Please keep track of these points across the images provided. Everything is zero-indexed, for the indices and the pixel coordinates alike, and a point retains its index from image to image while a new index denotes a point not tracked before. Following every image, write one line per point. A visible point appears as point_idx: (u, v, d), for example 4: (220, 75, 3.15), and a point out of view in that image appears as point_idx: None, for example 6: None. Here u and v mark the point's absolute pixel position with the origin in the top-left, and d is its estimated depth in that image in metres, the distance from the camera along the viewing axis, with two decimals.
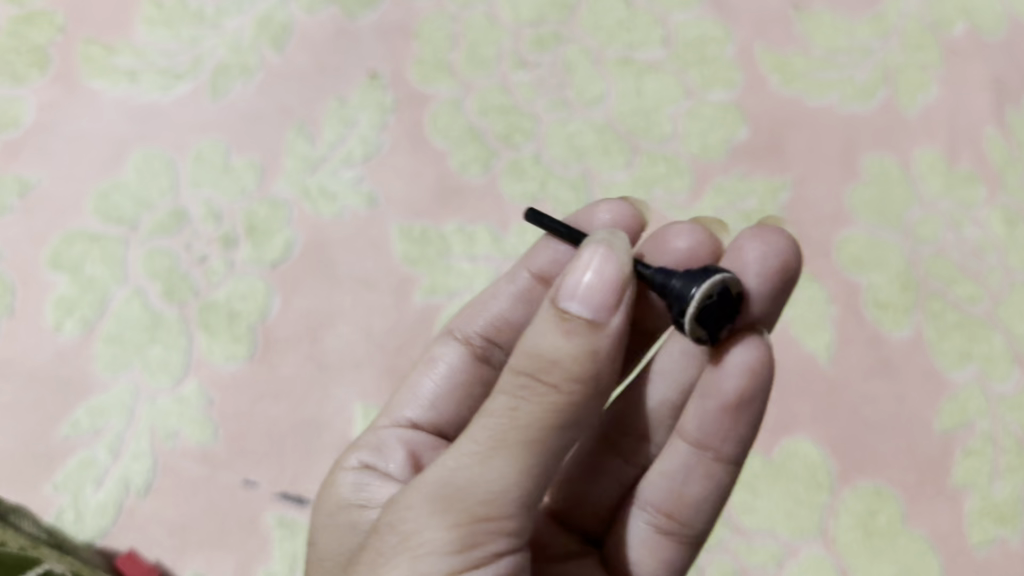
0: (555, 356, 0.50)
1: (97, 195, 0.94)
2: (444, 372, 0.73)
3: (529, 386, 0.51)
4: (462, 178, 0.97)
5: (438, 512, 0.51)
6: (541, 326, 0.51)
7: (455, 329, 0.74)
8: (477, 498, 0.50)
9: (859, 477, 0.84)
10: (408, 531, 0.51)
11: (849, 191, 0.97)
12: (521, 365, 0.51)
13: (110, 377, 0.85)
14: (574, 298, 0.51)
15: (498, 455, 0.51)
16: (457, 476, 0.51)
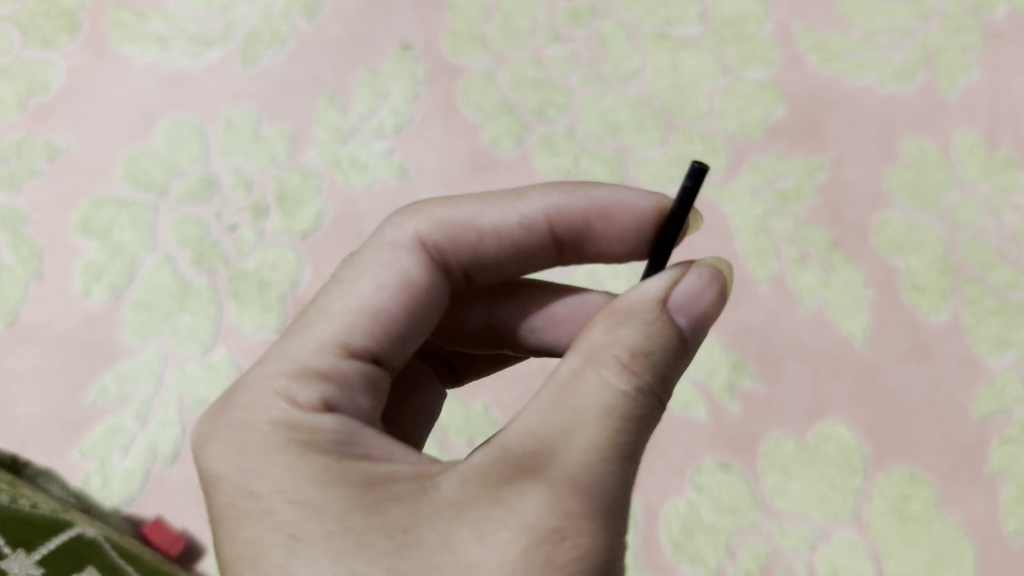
0: (668, 369, 0.44)
1: (126, 162, 0.93)
2: (396, 290, 0.52)
3: (651, 392, 0.42)
4: (494, 152, 0.96)
5: (593, 521, 0.40)
6: (652, 329, 0.44)
7: (423, 232, 0.56)
8: (620, 514, 0.41)
9: (893, 462, 0.83)
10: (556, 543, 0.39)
11: (887, 173, 0.95)
12: (640, 367, 0.43)
13: (139, 344, 0.84)
14: (682, 313, 0.45)
15: (632, 466, 0.42)
16: (602, 486, 0.40)
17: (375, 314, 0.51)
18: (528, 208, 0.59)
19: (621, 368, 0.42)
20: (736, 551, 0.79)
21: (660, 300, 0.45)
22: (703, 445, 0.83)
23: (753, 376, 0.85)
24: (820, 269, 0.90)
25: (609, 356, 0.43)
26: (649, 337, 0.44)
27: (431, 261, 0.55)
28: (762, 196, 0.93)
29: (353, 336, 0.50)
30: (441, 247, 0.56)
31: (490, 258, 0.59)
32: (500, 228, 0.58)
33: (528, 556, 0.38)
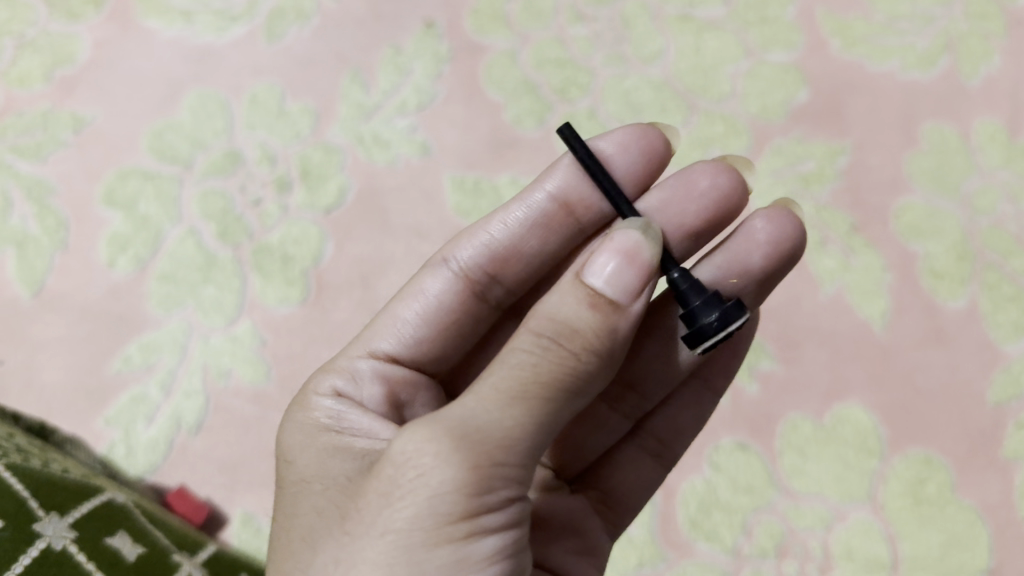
0: (578, 326, 0.48)
1: (151, 135, 0.94)
2: (435, 305, 0.64)
3: (550, 347, 0.48)
4: (517, 131, 0.96)
5: (449, 452, 0.46)
6: (569, 300, 0.49)
7: (452, 257, 0.65)
8: (486, 449, 0.46)
9: (909, 445, 0.83)
10: (419, 468, 0.46)
11: (908, 159, 0.95)
12: (543, 328, 0.49)
13: (164, 315, 0.85)
14: (599, 275, 0.49)
15: (522, 404, 0.47)
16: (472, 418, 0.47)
17: (429, 316, 0.64)
18: (531, 201, 0.64)
19: (530, 332, 0.49)
20: (752, 529, 0.79)
21: (576, 278, 0.50)
22: (721, 425, 0.83)
23: (771, 358, 0.86)
24: (840, 252, 0.91)
25: (525, 324, 0.49)
26: (561, 306, 0.49)
27: (457, 281, 0.64)
28: (783, 179, 0.94)
29: (408, 343, 0.64)
30: (463, 264, 0.64)
31: (512, 256, 0.64)
32: (512, 233, 0.64)
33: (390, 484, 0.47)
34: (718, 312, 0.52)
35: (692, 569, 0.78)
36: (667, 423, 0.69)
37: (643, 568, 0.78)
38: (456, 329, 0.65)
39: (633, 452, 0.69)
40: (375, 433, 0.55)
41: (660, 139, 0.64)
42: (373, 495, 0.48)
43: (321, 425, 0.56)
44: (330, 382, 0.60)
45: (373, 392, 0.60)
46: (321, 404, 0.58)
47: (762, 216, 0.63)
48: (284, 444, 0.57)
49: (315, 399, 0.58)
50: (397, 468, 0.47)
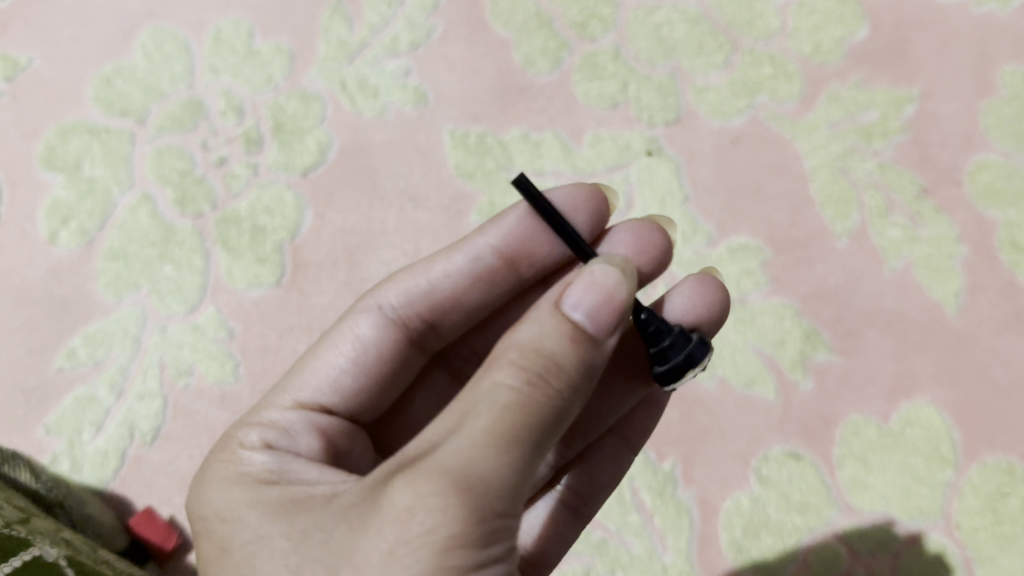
0: (561, 357, 0.39)
1: (98, 82, 0.80)
2: (371, 348, 0.53)
3: (536, 381, 0.38)
4: (528, 75, 0.82)
5: (454, 505, 0.35)
6: (548, 330, 0.40)
7: (383, 301, 0.54)
8: (495, 500, 0.36)
9: (988, 452, 0.70)
10: (416, 528, 0.35)
11: (984, 107, 0.80)
12: (522, 360, 0.38)
13: (113, 300, 0.72)
14: (578, 304, 0.40)
15: (522, 444, 0.37)
16: (470, 465, 0.36)
17: (363, 363, 0.53)
18: (472, 249, 0.54)
19: (502, 366, 0.38)
20: (804, 555, 0.68)
21: (556, 307, 0.40)
22: (768, 430, 0.71)
23: (828, 348, 0.73)
24: (906, 221, 0.76)
25: (501, 358, 0.39)
26: (543, 337, 0.39)
27: (392, 327, 0.54)
28: (841, 132, 0.79)
29: (341, 390, 0.52)
30: (397, 309, 0.54)
31: (448, 305, 0.55)
32: (455, 280, 0.54)
33: (390, 544, 0.35)
34: (689, 347, 0.46)
35: None
36: (582, 477, 0.59)
37: None
38: (388, 380, 0.54)
39: (553, 504, 0.58)
40: (329, 479, 0.43)
41: (603, 199, 0.55)
42: (364, 557, 0.36)
43: (260, 478, 0.44)
44: (258, 433, 0.48)
45: (309, 441, 0.48)
46: (252, 458, 0.46)
47: (693, 278, 0.56)
48: (219, 502, 0.44)
49: (244, 454, 0.46)
50: (391, 525, 0.36)
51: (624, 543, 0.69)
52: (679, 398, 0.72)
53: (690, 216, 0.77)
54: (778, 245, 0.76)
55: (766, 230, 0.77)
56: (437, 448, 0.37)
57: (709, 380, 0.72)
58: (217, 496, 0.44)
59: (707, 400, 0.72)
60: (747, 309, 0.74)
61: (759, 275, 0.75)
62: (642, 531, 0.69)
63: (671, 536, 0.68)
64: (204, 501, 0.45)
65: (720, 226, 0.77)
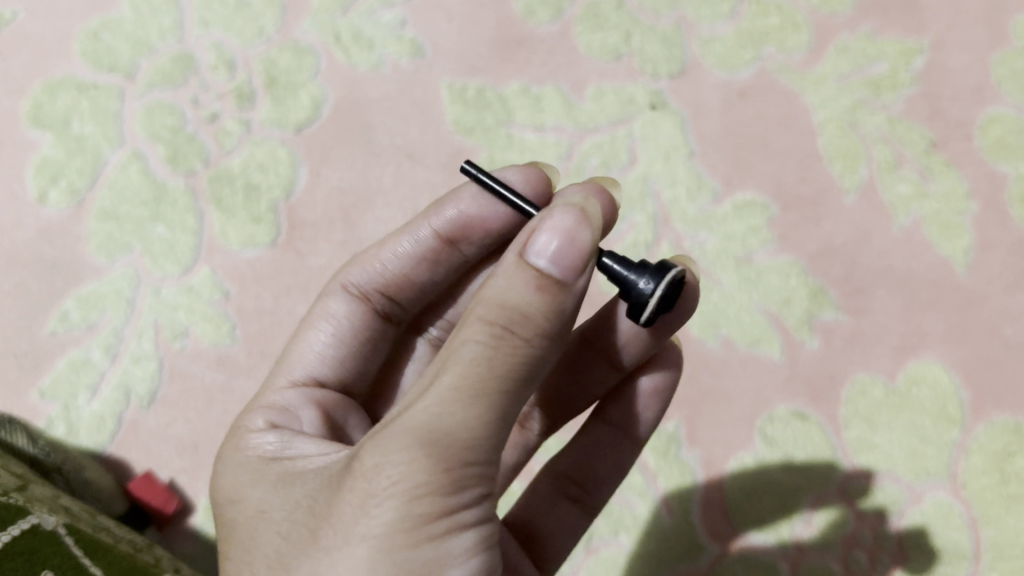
0: (528, 309, 0.38)
1: (85, 36, 0.77)
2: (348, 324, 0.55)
3: (500, 335, 0.37)
4: (528, 26, 0.79)
5: (419, 459, 0.35)
6: (512, 281, 0.39)
7: (349, 281, 0.56)
8: (461, 449, 0.35)
9: (996, 411, 0.69)
10: (383, 483, 0.35)
11: (997, 59, 0.78)
12: (488, 316, 0.38)
13: (106, 262, 0.71)
14: (543, 254, 0.39)
15: (489, 396, 0.36)
16: (436, 421, 0.35)
17: (342, 340, 0.54)
18: (415, 232, 0.54)
19: (471, 323, 0.38)
20: (809, 516, 0.67)
21: (522, 257, 0.39)
22: (774, 389, 0.70)
23: (835, 306, 0.72)
24: (915, 175, 0.74)
25: (470, 315, 0.38)
26: (508, 289, 0.39)
27: (361, 305, 0.55)
28: (849, 85, 0.77)
29: (325, 363, 0.54)
30: (363, 288, 0.55)
31: (408, 285, 0.56)
32: (403, 262, 0.55)
33: (360, 500, 0.35)
34: (654, 273, 0.43)
35: (738, 567, 0.66)
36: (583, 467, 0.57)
37: (681, 565, 0.66)
38: (370, 352, 0.56)
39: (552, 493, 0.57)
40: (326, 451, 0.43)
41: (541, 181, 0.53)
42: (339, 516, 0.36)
43: (264, 457, 0.44)
44: (262, 418, 0.48)
45: (309, 415, 0.49)
46: (259, 441, 0.45)
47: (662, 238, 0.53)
48: (229, 479, 0.44)
49: (250, 435, 0.46)
50: (363, 479, 0.36)
51: (628, 505, 0.68)
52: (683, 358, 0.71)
53: (695, 171, 0.75)
54: (784, 201, 0.74)
55: (772, 186, 0.75)
56: (408, 407, 0.37)
57: (714, 340, 0.71)
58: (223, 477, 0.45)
59: (712, 360, 0.71)
60: (753, 268, 0.72)
61: (765, 233, 0.73)
62: (645, 492, 0.68)
63: (676, 498, 0.68)
64: (219, 485, 0.45)
65: (725, 182, 0.75)
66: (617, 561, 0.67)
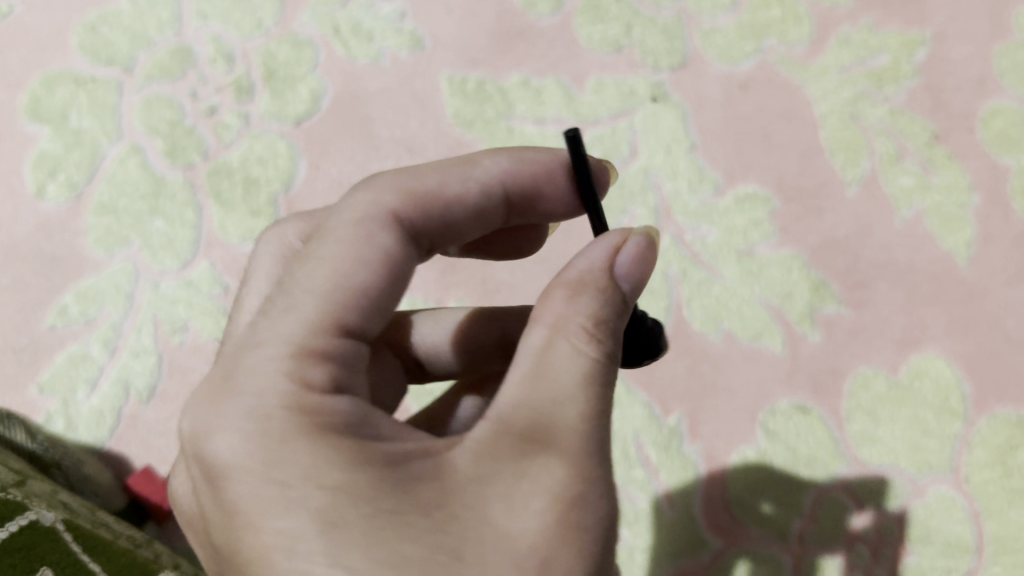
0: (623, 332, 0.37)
1: (83, 29, 0.77)
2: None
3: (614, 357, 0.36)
4: (528, 19, 0.79)
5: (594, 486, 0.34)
6: (606, 297, 0.37)
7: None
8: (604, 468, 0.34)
9: (998, 404, 0.68)
10: (558, 507, 0.33)
11: (999, 51, 0.78)
12: (598, 333, 0.36)
13: (105, 256, 0.70)
14: (626, 272, 0.38)
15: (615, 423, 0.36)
16: (594, 448, 0.34)
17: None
18: (486, 165, 0.45)
19: (579, 340, 0.36)
20: (810, 509, 0.67)
21: (609, 266, 0.38)
22: (776, 383, 0.69)
23: (837, 300, 0.71)
24: (917, 168, 0.74)
25: (569, 328, 0.36)
26: (603, 306, 0.37)
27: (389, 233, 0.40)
28: (851, 77, 0.77)
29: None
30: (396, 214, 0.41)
31: (444, 223, 0.44)
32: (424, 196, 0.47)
33: (536, 525, 0.33)
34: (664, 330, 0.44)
35: (740, 562, 0.66)
36: None
37: (683, 560, 0.66)
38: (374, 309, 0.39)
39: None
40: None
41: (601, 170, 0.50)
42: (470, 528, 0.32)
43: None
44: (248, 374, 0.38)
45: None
46: (280, 390, 0.35)
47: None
48: (237, 452, 0.34)
49: (277, 381, 0.36)
50: (535, 502, 0.33)
51: (630, 498, 0.68)
52: (684, 351, 0.71)
53: (697, 164, 0.75)
54: (786, 194, 0.74)
55: (774, 179, 0.75)
56: (547, 423, 0.34)
57: (715, 334, 0.71)
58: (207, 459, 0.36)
59: (714, 353, 0.70)
60: (754, 261, 0.72)
61: (767, 226, 0.73)
62: (647, 485, 0.68)
63: (677, 492, 0.68)
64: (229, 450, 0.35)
65: (727, 175, 0.75)
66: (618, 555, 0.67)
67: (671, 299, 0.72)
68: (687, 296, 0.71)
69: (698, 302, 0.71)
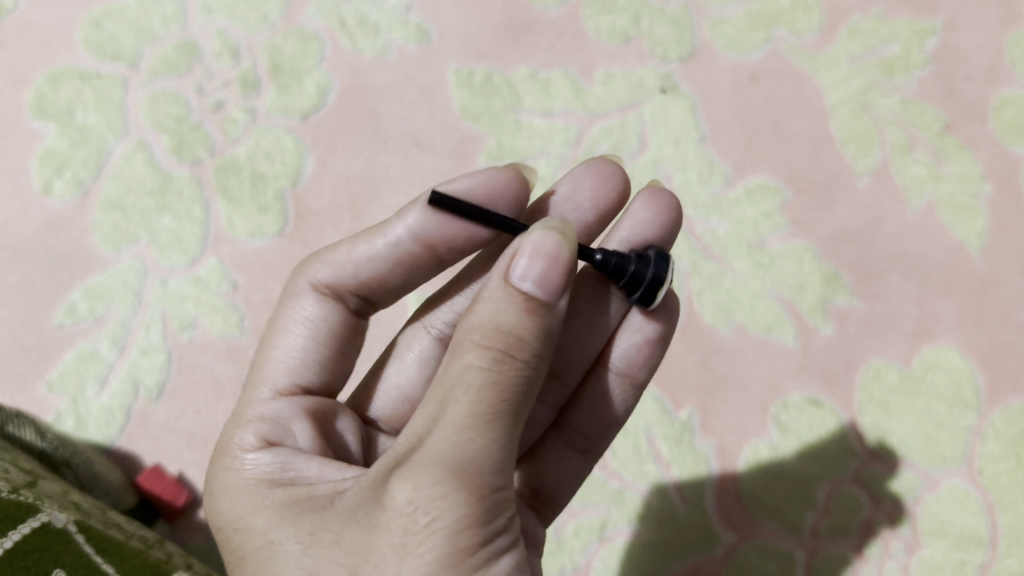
0: (513, 330, 0.38)
1: (88, 25, 0.76)
2: (325, 324, 0.52)
3: (500, 360, 0.38)
4: (536, 10, 0.78)
5: (450, 495, 0.35)
6: (500, 305, 0.39)
7: (316, 277, 0.51)
8: (487, 475, 0.37)
9: (1012, 396, 0.68)
10: (428, 514, 0.36)
11: (1009, 40, 0.77)
12: (486, 341, 0.38)
13: (112, 254, 0.70)
14: (525, 278, 0.40)
15: (498, 422, 0.37)
16: (462, 454, 0.36)
17: (321, 340, 0.51)
18: (389, 234, 0.51)
19: (472, 345, 0.38)
20: (825, 503, 0.66)
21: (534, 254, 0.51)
22: (788, 377, 0.69)
23: (849, 292, 0.71)
24: (929, 157, 0.74)
25: (464, 343, 0.39)
26: (499, 315, 0.39)
27: (337, 306, 0.52)
28: (861, 66, 0.76)
29: (312, 368, 0.51)
30: (338, 288, 0.52)
31: (379, 283, 0.52)
32: (379, 265, 0.52)
33: (398, 541, 0.36)
34: (653, 262, 0.48)
35: (753, 556, 0.65)
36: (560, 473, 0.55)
37: (694, 554, 0.65)
38: (344, 353, 0.53)
39: (559, 447, 0.55)
40: (330, 475, 0.42)
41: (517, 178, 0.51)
42: (387, 555, 0.36)
43: (265, 480, 0.43)
44: (251, 432, 0.45)
45: (302, 428, 0.47)
46: (257, 458, 0.44)
47: (641, 193, 0.55)
48: (230, 510, 0.43)
49: (246, 455, 0.44)
50: (401, 516, 0.36)
51: (640, 494, 0.67)
52: (695, 345, 0.70)
53: (707, 156, 0.74)
54: (798, 185, 0.74)
55: (785, 170, 0.74)
56: (421, 437, 0.37)
57: (726, 327, 0.70)
58: (235, 501, 0.43)
59: (724, 347, 0.70)
60: (765, 254, 0.71)
61: (778, 218, 0.73)
62: (659, 480, 0.67)
63: (689, 486, 0.67)
64: (223, 510, 0.43)
65: (737, 166, 0.74)
66: (632, 551, 0.66)
67: (681, 291, 0.71)
68: (697, 288, 0.71)
69: (709, 295, 0.70)
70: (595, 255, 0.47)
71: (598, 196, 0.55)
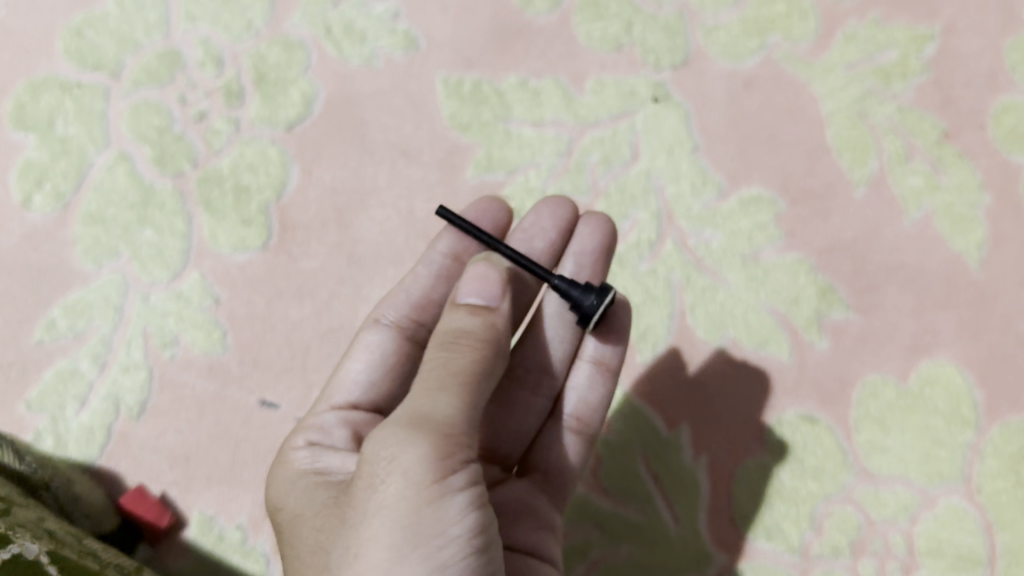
0: (463, 325, 0.46)
1: (69, 33, 0.75)
2: (384, 353, 0.58)
3: (454, 344, 0.45)
4: (526, 16, 0.77)
5: (406, 440, 0.41)
6: (456, 311, 0.47)
7: (382, 315, 0.59)
8: (440, 428, 0.42)
9: (1011, 412, 0.67)
10: (388, 456, 0.41)
11: (1009, 46, 0.76)
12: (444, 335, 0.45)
13: (93, 269, 0.69)
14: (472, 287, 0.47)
15: (450, 387, 0.43)
16: (419, 413, 0.43)
17: (382, 367, 0.57)
18: (428, 259, 0.60)
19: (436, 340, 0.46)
20: (821, 522, 0.65)
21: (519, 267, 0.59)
22: (783, 393, 0.68)
23: (845, 305, 0.70)
24: (927, 167, 0.72)
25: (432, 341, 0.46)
26: (455, 317, 0.46)
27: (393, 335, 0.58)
28: (858, 74, 0.74)
29: (366, 390, 0.57)
30: (394, 319, 0.59)
31: (429, 304, 0.59)
32: (427, 284, 0.60)
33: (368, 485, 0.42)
34: (598, 291, 0.51)
35: None
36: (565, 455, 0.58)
37: None
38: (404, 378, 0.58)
39: (559, 433, 0.59)
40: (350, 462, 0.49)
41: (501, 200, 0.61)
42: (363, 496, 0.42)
43: (301, 472, 0.50)
44: (303, 437, 0.52)
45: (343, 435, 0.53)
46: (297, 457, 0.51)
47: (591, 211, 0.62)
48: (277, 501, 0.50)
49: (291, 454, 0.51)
50: (370, 464, 0.42)
51: (628, 514, 0.65)
52: (688, 360, 0.68)
53: (700, 166, 0.73)
54: (792, 196, 0.72)
55: (779, 181, 0.72)
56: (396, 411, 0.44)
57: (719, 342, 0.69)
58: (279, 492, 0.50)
59: (716, 362, 0.68)
60: (759, 267, 0.70)
61: (772, 230, 0.71)
62: (650, 499, 0.65)
63: (681, 505, 0.65)
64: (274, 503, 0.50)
65: (731, 177, 0.73)
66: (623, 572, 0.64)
67: (674, 305, 0.69)
68: (690, 302, 0.69)
69: (702, 309, 0.69)
70: (551, 280, 0.53)
71: (555, 219, 0.61)
